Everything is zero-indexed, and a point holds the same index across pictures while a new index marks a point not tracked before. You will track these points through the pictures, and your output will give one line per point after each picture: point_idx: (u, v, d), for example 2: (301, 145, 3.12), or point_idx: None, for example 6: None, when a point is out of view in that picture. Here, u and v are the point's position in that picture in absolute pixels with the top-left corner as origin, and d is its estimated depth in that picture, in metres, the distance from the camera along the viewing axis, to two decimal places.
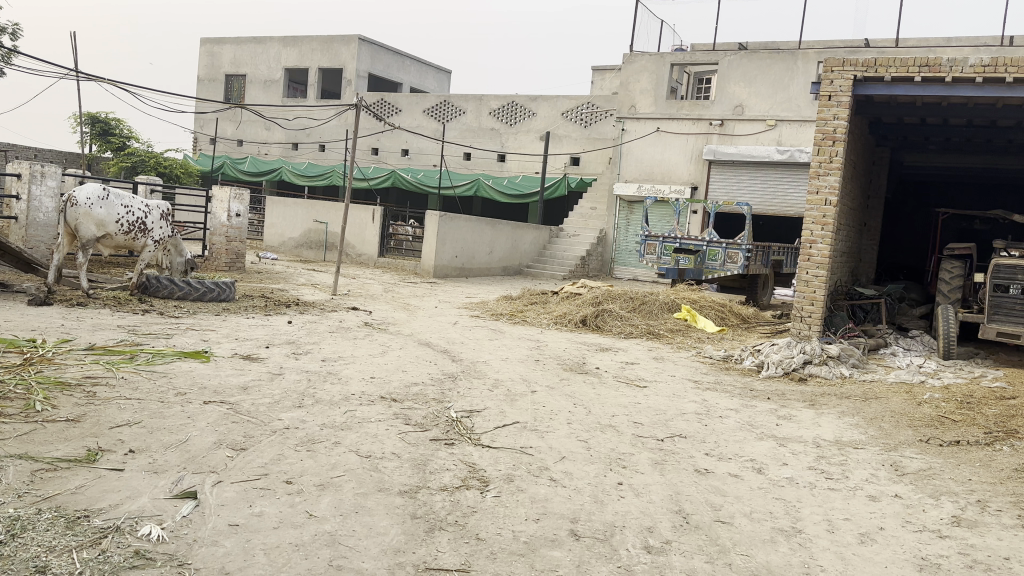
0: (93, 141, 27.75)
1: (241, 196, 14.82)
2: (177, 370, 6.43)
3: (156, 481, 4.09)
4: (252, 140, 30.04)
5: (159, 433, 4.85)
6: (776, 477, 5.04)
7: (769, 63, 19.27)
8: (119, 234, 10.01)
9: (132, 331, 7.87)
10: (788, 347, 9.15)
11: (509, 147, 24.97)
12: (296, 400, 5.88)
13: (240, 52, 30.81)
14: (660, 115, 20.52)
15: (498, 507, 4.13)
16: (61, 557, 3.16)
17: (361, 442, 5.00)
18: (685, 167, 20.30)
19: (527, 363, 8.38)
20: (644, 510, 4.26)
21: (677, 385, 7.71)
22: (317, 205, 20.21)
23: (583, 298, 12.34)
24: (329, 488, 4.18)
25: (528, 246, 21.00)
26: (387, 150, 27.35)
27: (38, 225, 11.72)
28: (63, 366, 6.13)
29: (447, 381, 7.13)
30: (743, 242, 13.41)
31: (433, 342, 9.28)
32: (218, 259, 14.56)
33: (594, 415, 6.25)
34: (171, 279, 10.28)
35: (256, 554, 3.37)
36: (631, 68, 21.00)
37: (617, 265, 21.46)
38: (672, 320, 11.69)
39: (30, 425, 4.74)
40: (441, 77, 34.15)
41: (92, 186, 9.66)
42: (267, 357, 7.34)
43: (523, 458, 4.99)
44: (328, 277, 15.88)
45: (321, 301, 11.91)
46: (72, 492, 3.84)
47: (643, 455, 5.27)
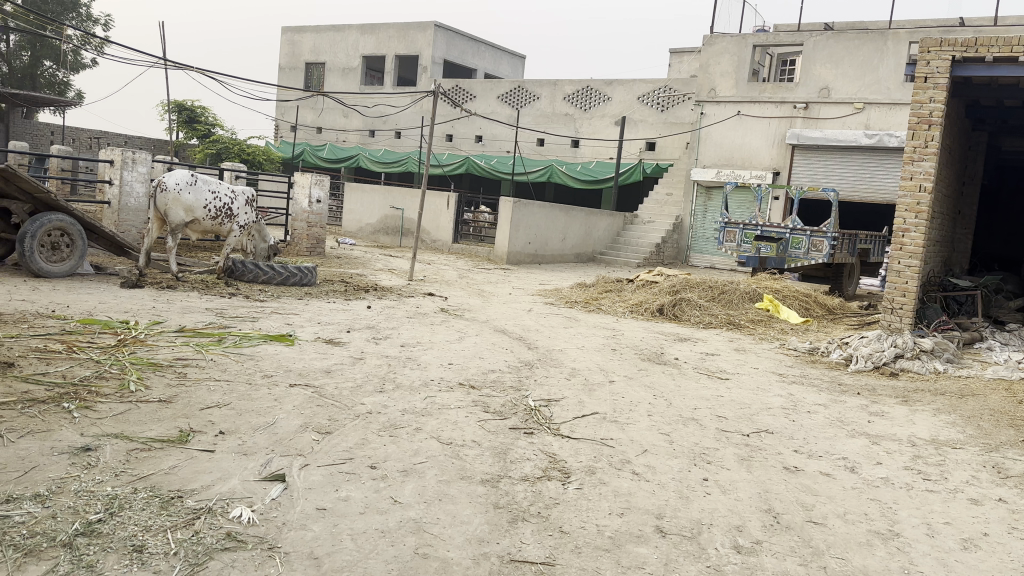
0: (180, 129, 28.74)
1: (321, 183, 15.10)
2: (263, 353, 6.58)
3: (246, 463, 4.18)
4: (330, 127, 30.61)
5: (247, 415, 4.96)
6: (870, 477, 4.82)
7: (857, 44, 18.50)
8: (206, 219, 10.32)
9: (220, 314, 8.11)
10: (877, 340, 8.78)
11: (583, 132, 24.73)
12: (377, 385, 5.94)
13: (319, 40, 31.38)
14: (741, 98, 19.97)
15: (581, 499, 4.07)
16: (157, 537, 3.25)
17: (441, 429, 5.01)
18: (767, 152, 19.70)
19: (604, 352, 8.29)
20: (733, 509, 4.13)
21: (761, 378, 7.51)
22: (393, 191, 20.46)
23: (660, 287, 12.12)
24: (412, 474, 4.20)
25: (602, 233, 20.79)
26: (462, 137, 27.48)
27: (130, 209, 12.19)
28: (155, 348, 6.35)
29: (524, 368, 7.11)
30: (829, 229, 12.94)
31: (509, 329, 9.27)
32: (299, 244, 14.88)
33: (675, 407, 6.12)
34: (256, 264, 10.53)
35: (344, 539, 3.40)
36: (711, 50, 20.51)
37: (694, 252, 21.04)
38: (754, 310, 11.38)
39: (126, 404, 4.92)
40: (515, 62, 34.04)
41: (181, 172, 9.98)
42: (347, 341, 7.44)
43: (604, 450, 4.92)
44: (404, 262, 16.07)
45: (398, 287, 12.04)
46: (166, 473, 3.95)
47: (729, 450, 5.12)
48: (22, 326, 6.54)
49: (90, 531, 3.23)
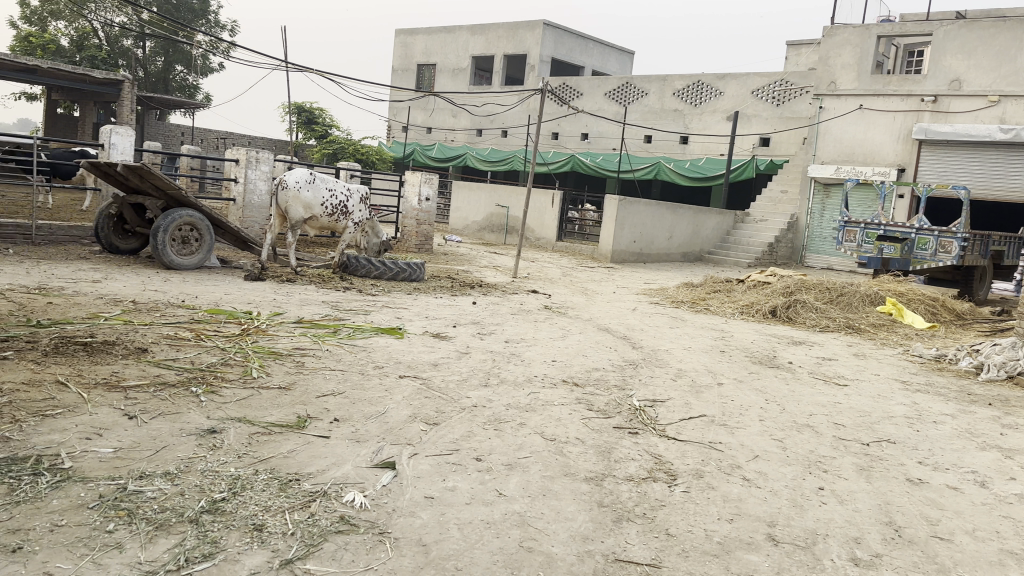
0: (299, 130, 30.02)
1: (430, 181, 15.40)
2: (374, 345, 6.79)
3: (358, 450, 4.33)
4: (439, 126, 31.24)
5: (360, 404, 5.13)
6: (1003, 493, 4.50)
7: (993, 33, 17.30)
8: (323, 215, 10.73)
9: (334, 307, 8.42)
10: (1012, 348, 8.19)
11: (693, 129, 24.23)
12: (482, 379, 6.02)
13: (431, 41, 32.06)
14: (863, 92, 19.08)
15: (689, 502, 3.99)
16: (276, 517, 3.41)
17: (545, 425, 5.03)
18: (892, 147, 18.71)
19: (712, 353, 8.09)
20: (850, 520, 3.95)
21: (881, 385, 7.14)
22: (498, 190, 20.67)
23: (773, 288, 11.73)
24: (518, 468, 4.23)
25: (710, 232, 20.31)
26: (568, 135, 27.47)
27: (253, 206, 12.83)
28: (275, 337, 6.66)
29: (629, 368, 7.03)
30: (959, 230, 12.15)
31: (613, 328, 9.20)
32: (408, 241, 15.26)
33: (788, 413, 5.91)
34: (368, 259, 10.87)
35: (451, 528, 3.47)
36: (831, 42, 19.70)
37: (809, 252, 20.25)
38: (875, 314, 10.85)
39: (249, 390, 5.18)
40: (624, 58, 33.70)
41: (301, 170, 10.43)
42: (454, 336, 7.58)
43: (713, 454, 4.80)
44: (509, 260, 16.20)
45: (503, 284, 12.15)
46: (284, 456, 4.14)
47: (847, 459, 4.90)
48: (156, 315, 7.00)
49: (215, 509, 3.43)
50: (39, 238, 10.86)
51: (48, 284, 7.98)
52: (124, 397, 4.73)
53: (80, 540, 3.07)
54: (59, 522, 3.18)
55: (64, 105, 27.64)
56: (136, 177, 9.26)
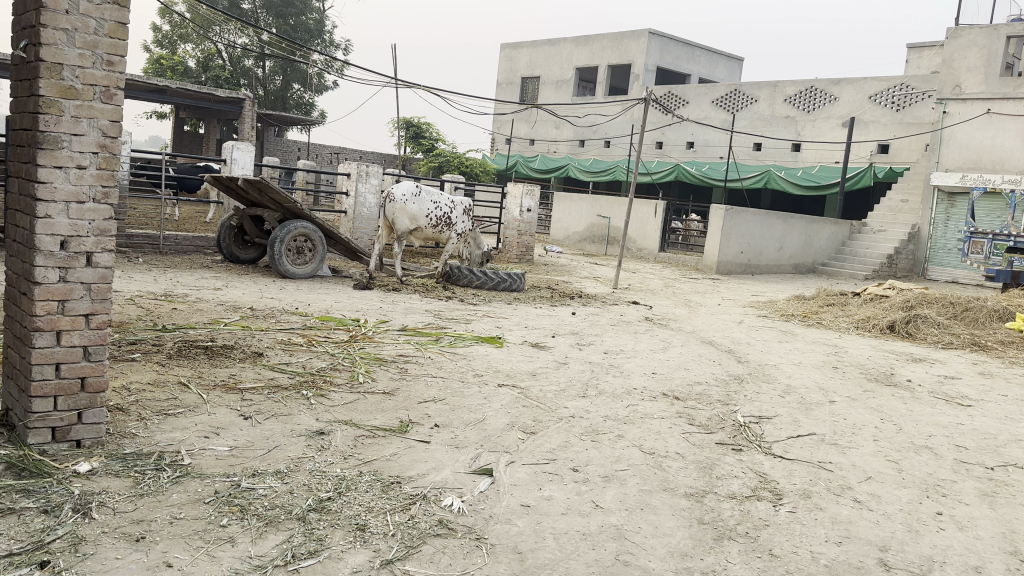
0: (406, 143, 30.90)
1: (533, 192, 15.53)
2: (475, 353, 6.89)
3: (458, 455, 4.41)
4: (543, 138, 31.43)
5: (460, 410, 5.23)
6: None
7: None
8: (428, 227, 11.00)
9: (437, 315, 8.61)
10: None
11: (804, 136, 23.43)
12: (581, 390, 6.01)
13: (535, 55, 32.36)
14: (991, 95, 17.97)
15: (794, 523, 3.85)
16: (377, 518, 3.52)
17: (644, 438, 4.97)
18: (1023, 153, 17.44)
19: (822, 369, 7.78)
20: (970, 548, 3.71)
21: (1011, 407, 6.65)
22: (600, 200, 20.60)
23: (890, 301, 11.17)
24: (615, 480, 4.20)
25: (822, 242, 19.54)
26: (673, 144, 27.09)
27: (363, 218, 13.28)
28: (381, 344, 6.87)
29: (733, 383, 6.85)
30: None
31: (717, 341, 8.99)
32: (510, 251, 15.41)
33: (905, 433, 5.60)
34: (471, 269, 11.05)
35: (547, 537, 3.48)
36: (956, 43, 18.67)
37: (931, 265, 19.16)
38: (1004, 331, 10.15)
39: (355, 394, 5.37)
40: (732, 65, 32.93)
41: (408, 183, 10.72)
42: (553, 346, 7.60)
43: (821, 473, 4.62)
44: (610, 270, 16.11)
45: (604, 295, 12.08)
46: (387, 459, 4.27)
47: (968, 484, 4.61)
48: (270, 321, 7.35)
49: (321, 508, 3.57)
50: (167, 248, 11.61)
51: (174, 291, 8.52)
52: (240, 399, 5.00)
53: (197, 532, 3.26)
54: (178, 515, 3.39)
55: (190, 122, 29.49)
56: (255, 191, 9.77)
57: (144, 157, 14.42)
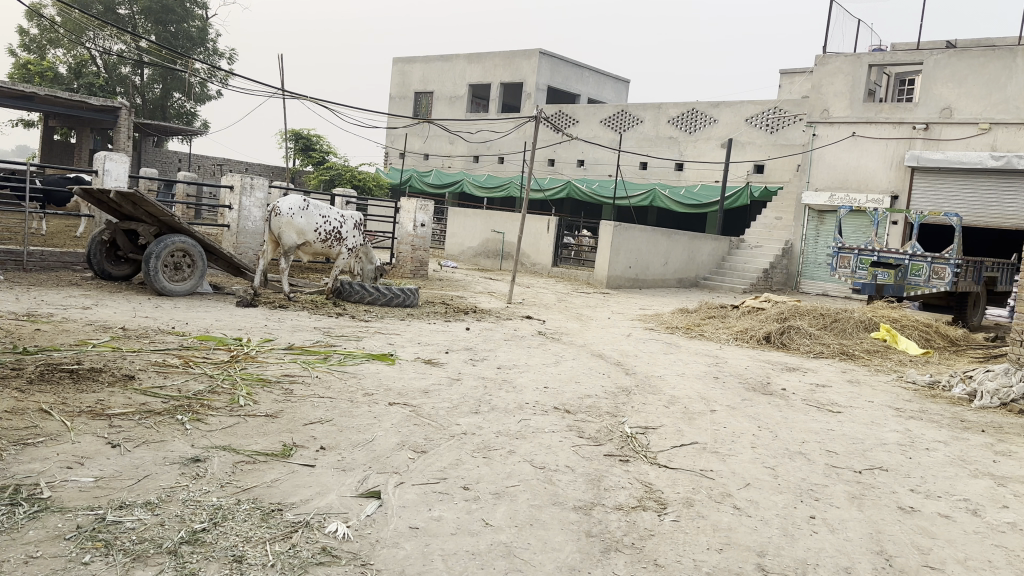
0: (295, 156, 30.17)
1: (426, 207, 15.45)
2: (365, 371, 6.74)
3: (344, 478, 4.28)
4: (436, 153, 31.38)
5: (348, 431, 5.08)
6: (995, 521, 4.43)
7: (983, 61, 17.48)
8: (317, 242, 10.72)
9: (326, 333, 8.38)
10: (1006, 374, 8.16)
11: (687, 156, 24.38)
12: (473, 406, 5.97)
13: (428, 70, 32.33)
14: (856, 119, 19.23)
15: (678, 532, 3.94)
16: (256, 549, 3.36)
17: (535, 453, 4.98)
18: (885, 174, 18.83)
19: (705, 380, 8.06)
20: (840, 549, 3.90)
21: (875, 413, 7.07)
22: (494, 215, 20.71)
23: (767, 313, 11.73)
24: (505, 497, 4.17)
25: (705, 257, 20.34)
26: (564, 161, 27.61)
27: (248, 232, 12.84)
28: (265, 364, 6.62)
29: (622, 395, 6.98)
30: (952, 257, 12.27)
31: (607, 354, 9.16)
32: (404, 266, 15.22)
33: (781, 440, 5.86)
34: (362, 285, 10.84)
35: (435, 560, 3.41)
36: (824, 70, 19.91)
37: (804, 278, 20.28)
38: (869, 340, 10.83)
39: (234, 418, 5.13)
40: (619, 86, 33.97)
41: (295, 197, 10.42)
42: (446, 362, 7.53)
43: (703, 481, 4.75)
44: (503, 285, 16.20)
45: (497, 309, 12.12)
46: (268, 485, 4.09)
47: (838, 487, 4.85)
48: (144, 341, 6.96)
49: (195, 540, 3.37)
50: (32, 265, 10.84)
51: (37, 310, 7.95)
52: (107, 426, 4.69)
53: (56, 571, 3.01)
54: (33, 554, 3.12)
55: (60, 131, 27.81)
56: (129, 204, 9.28)
57: (6, 167, 13.47)
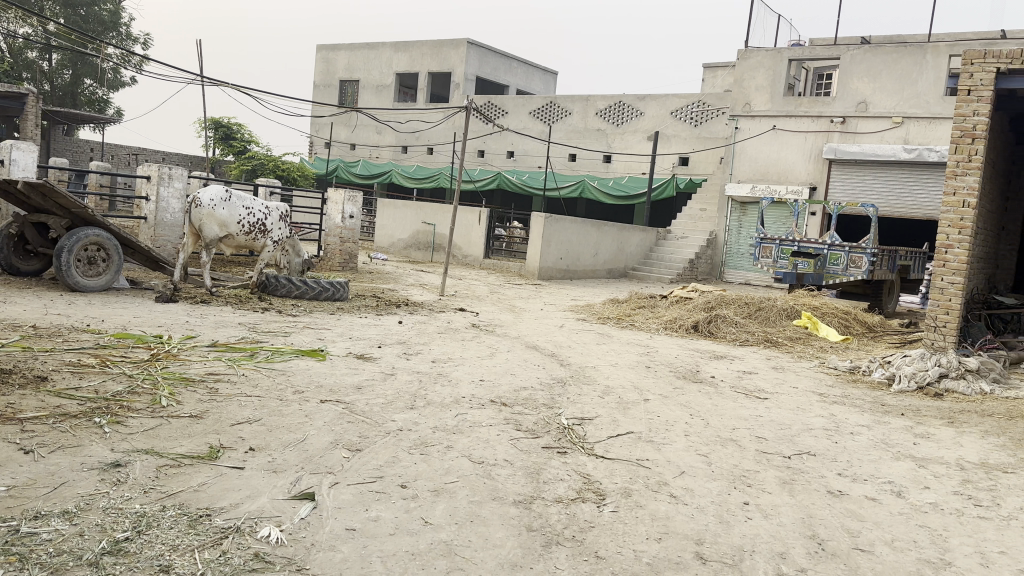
0: (216, 145, 29.22)
1: (354, 198, 15.16)
2: (295, 368, 6.54)
3: (275, 480, 4.13)
4: (363, 143, 30.86)
5: (278, 431, 4.92)
6: (918, 502, 4.60)
7: (895, 57, 18.21)
8: (240, 234, 10.37)
9: (252, 329, 8.12)
10: (921, 358, 8.50)
11: (615, 148, 24.65)
12: (408, 401, 5.87)
13: (353, 58, 31.73)
14: (777, 113, 19.75)
15: (617, 522, 3.95)
16: (184, 557, 3.20)
17: (473, 447, 4.91)
18: (804, 166, 19.43)
19: (637, 369, 8.14)
20: (775, 534, 3.97)
21: (801, 398, 7.28)
22: (424, 207, 20.51)
23: (694, 303, 11.95)
24: (444, 494, 4.10)
25: (634, 248, 20.61)
26: (494, 152, 27.55)
27: (166, 225, 12.35)
28: (188, 362, 6.36)
29: (557, 386, 6.99)
30: (868, 246, 12.66)
31: (541, 346, 9.16)
32: (332, 259, 14.91)
33: (713, 427, 5.96)
34: (289, 279, 10.56)
35: (373, 562, 3.31)
36: (746, 64, 20.36)
37: (728, 268, 20.79)
38: (792, 328, 11.15)
39: (157, 420, 4.90)
40: (547, 78, 34.09)
41: (216, 188, 10.06)
42: (379, 357, 7.39)
43: (640, 471, 4.78)
44: (435, 277, 16.05)
45: (429, 302, 11.99)
46: (195, 490, 3.92)
47: (770, 473, 4.96)
48: (56, 340, 6.59)
49: (117, 550, 3.19)
50: None
51: None
52: (18, 431, 4.41)
53: None
54: None
55: None
56: (37, 195, 8.79)
57: None
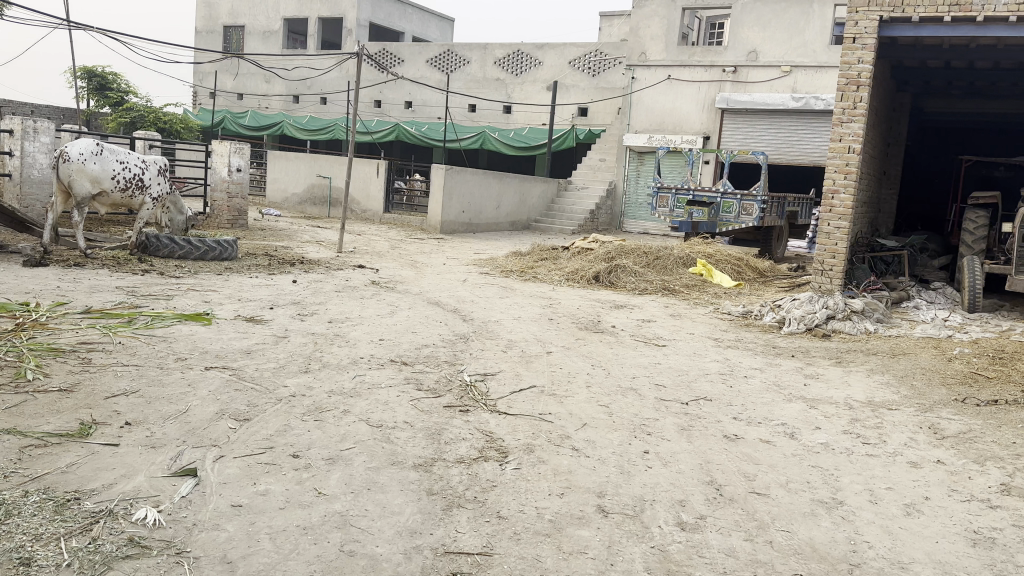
0: (90, 96, 27.19)
1: (242, 151, 14.39)
2: (178, 334, 6.15)
3: (154, 457, 3.84)
4: (252, 93, 29.38)
5: (158, 403, 4.59)
6: (810, 443, 4.74)
7: (784, 7, 18.61)
8: (115, 191, 9.66)
9: (131, 293, 7.59)
10: (809, 301, 8.79)
11: (515, 98, 24.38)
12: (302, 364, 5.61)
13: (237, 2, 30.01)
14: (671, 62, 19.93)
15: (519, 480, 3.87)
16: (48, 547, 2.91)
17: (371, 410, 4.73)
18: (698, 116, 19.78)
19: (540, 321, 8.10)
20: (674, 482, 3.99)
21: (697, 344, 7.42)
22: (318, 159, 19.76)
23: (595, 253, 12.00)
24: (339, 461, 3.91)
25: (536, 200, 20.56)
26: (391, 103, 26.78)
27: (33, 182, 11.37)
28: (58, 331, 5.86)
29: (459, 342, 6.85)
30: (759, 193, 13.08)
31: (443, 301, 8.99)
32: (220, 216, 14.18)
33: (613, 377, 5.98)
34: (172, 238, 9.95)
35: (261, 539, 3.11)
36: (641, 13, 20.32)
37: (627, 218, 21.12)
38: (688, 275, 11.36)
39: (21, 396, 4.48)
40: (443, 25, 33.28)
41: (86, 141, 9.29)
42: (271, 319, 7.05)
43: (542, 425, 4.72)
44: (333, 233, 15.55)
45: (326, 259, 11.58)
46: (63, 471, 3.59)
47: (669, 420, 5.00)
48: None
49: None
50: None
51: None
52: None
53: None
54: None
55: None
56: None
57: None
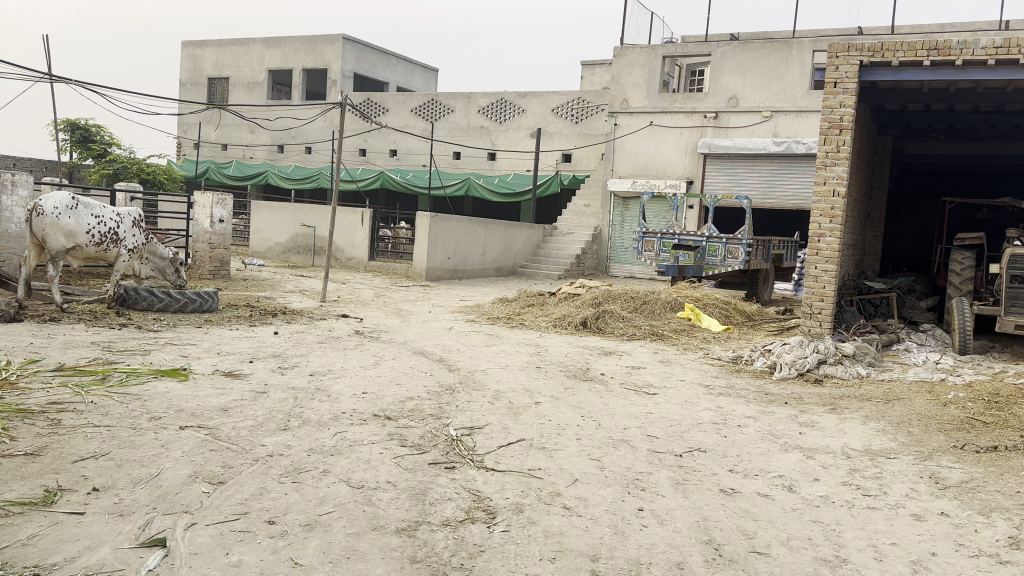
0: (73, 148, 27.12)
1: (224, 202, 14.28)
2: (154, 392, 5.94)
3: (121, 526, 3.62)
4: (236, 143, 29.43)
5: (128, 466, 4.37)
6: (810, 496, 4.57)
7: (763, 53, 18.89)
8: (90, 245, 9.48)
9: (107, 348, 7.37)
10: (800, 345, 8.68)
11: (499, 145, 24.51)
12: (281, 422, 5.40)
13: (222, 54, 30.25)
14: (653, 109, 20.15)
15: (508, 544, 3.67)
16: None
17: (352, 470, 4.53)
18: (680, 161, 19.94)
19: (527, 370, 7.94)
20: (671, 543, 3.81)
21: (688, 392, 7.27)
22: (303, 209, 19.68)
23: (582, 299, 11.90)
24: (317, 528, 3.70)
25: (522, 246, 20.52)
26: (375, 151, 26.88)
27: (11, 236, 11.20)
28: (28, 391, 5.63)
29: (445, 394, 6.66)
30: (744, 237, 13.06)
31: (428, 351, 8.81)
32: (202, 267, 14.01)
33: (604, 429, 5.80)
34: (150, 290, 9.76)
35: None
36: (622, 61, 20.60)
37: (613, 262, 21.13)
38: (676, 320, 11.25)
39: None
40: (427, 75, 33.66)
41: (61, 195, 9.14)
42: (250, 373, 6.85)
43: (531, 482, 4.54)
44: (316, 282, 15.37)
45: (309, 309, 11.40)
46: (22, 545, 3.36)
47: (662, 474, 4.82)
48: None
49: None
50: None
51: None
52: None
53: None
54: None
55: None
56: None
57: None
